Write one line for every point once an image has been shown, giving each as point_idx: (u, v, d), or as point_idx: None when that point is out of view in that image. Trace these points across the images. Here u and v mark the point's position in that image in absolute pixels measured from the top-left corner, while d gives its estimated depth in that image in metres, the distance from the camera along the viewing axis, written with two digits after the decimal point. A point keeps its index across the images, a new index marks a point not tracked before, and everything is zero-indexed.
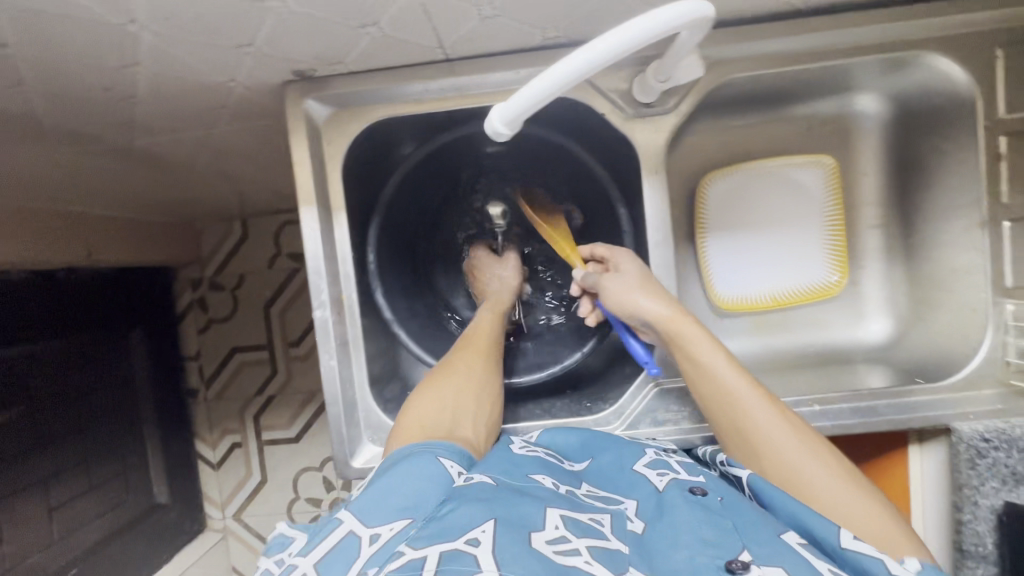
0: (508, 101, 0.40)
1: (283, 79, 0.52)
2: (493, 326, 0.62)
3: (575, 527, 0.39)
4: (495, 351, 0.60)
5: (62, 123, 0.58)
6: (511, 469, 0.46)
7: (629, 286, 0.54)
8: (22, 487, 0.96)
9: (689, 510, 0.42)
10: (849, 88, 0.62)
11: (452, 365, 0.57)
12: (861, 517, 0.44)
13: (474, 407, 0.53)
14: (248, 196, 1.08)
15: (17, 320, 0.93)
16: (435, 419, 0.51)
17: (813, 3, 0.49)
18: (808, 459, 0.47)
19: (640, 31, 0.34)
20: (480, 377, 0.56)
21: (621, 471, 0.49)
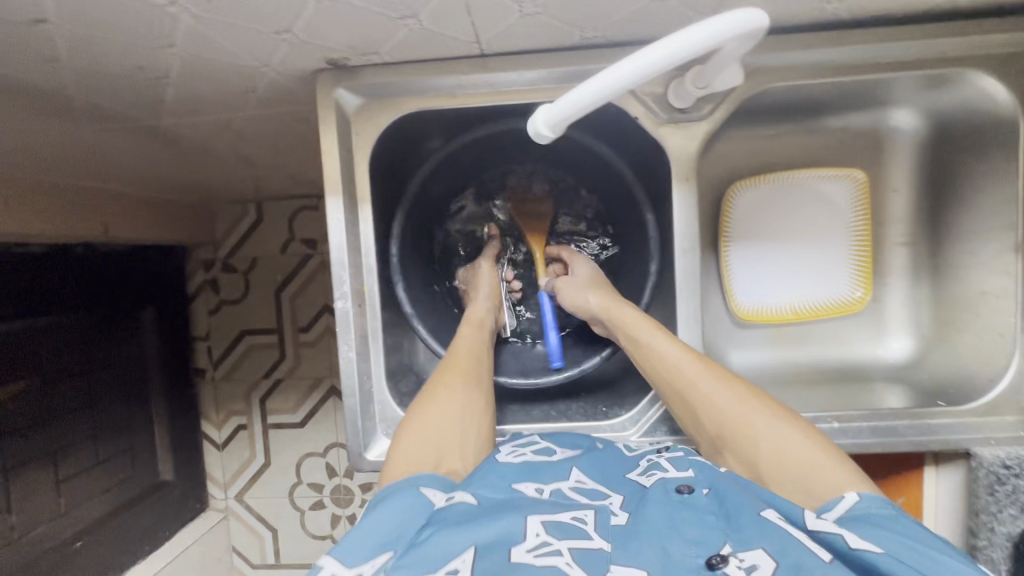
0: (555, 104, 0.40)
1: (316, 66, 0.51)
2: (475, 343, 0.60)
3: (558, 530, 0.39)
4: (479, 369, 0.57)
5: (91, 100, 0.58)
6: (495, 480, 0.45)
7: (580, 286, 0.62)
8: (31, 459, 0.97)
9: (671, 506, 0.42)
10: (885, 101, 0.61)
11: (433, 393, 0.54)
12: (818, 465, 0.45)
13: (460, 429, 0.51)
14: (265, 180, 1.08)
15: (32, 293, 0.94)
16: (420, 455, 0.48)
17: (859, 14, 0.48)
18: (758, 421, 0.49)
19: (694, 44, 0.35)
20: (464, 396, 0.54)
21: (613, 471, 0.49)
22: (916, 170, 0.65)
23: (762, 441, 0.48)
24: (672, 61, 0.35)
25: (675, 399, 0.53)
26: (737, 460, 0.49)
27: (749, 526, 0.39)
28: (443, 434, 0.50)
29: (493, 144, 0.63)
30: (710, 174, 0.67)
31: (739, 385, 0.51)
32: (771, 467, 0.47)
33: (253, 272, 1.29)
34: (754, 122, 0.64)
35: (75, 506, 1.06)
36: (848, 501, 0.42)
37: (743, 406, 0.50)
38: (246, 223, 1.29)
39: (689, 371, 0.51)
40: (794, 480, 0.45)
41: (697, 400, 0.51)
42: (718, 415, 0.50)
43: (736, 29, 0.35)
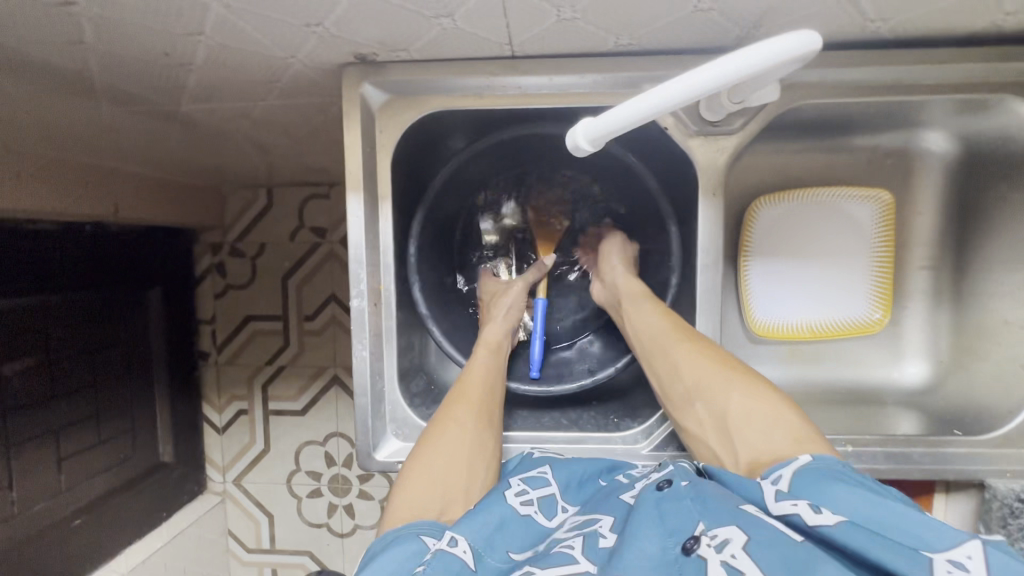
0: (596, 119, 0.40)
1: (343, 60, 0.50)
2: (488, 369, 0.58)
3: (543, 564, 0.41)
4: (490, 401, 0.56)
5: (113, 82, 0.57)
6: (491, 531, 0.46)
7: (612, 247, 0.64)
8: (34, 436, 0.97)
9: (654, 506, 0.42)
10: (917, 123, 0.60)
11: (444, 426, 0.53)
12: (784, 426, 0.47)
13: (467, 469, 0.51)
14: (278, 166, 1.07)
15: (41, 269, 0.93)
16: (425, 498, 0.49)
17: (901, 34, 0.47)
18: (734, 386, 0.50)
19: (744, 63, 0.33)
20: (473, 432, 0.53)
21: (607, 497, 0.48)
22: (942, 193, 0.64)
23: (734, 401, 0.49)
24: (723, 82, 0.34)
25: (657, 361, 0.54)
26: (708, 416, 0.50)
27: (722, 509, 0.40)
28: (448, 477, 0.50)
29: (518, 147, 0.62)
30: (732, 188, 0.66)
31: (717, 351, 0.53)
32: (739, 426, 0.48)
33: (261, 258, 1.29)
34: (781, 136, 0.63)
35: (79, 483, 1.05)
36: (802, 460, 0.42)
37: (719, 369, 0.51)
38: (255, 208, 1.28)
39: (672, 334, 0.54)
40: (760, 438, 0.47)
41: (678, 362, 0.52)
42: (694, 376, 0.51)
43: (789, 53, 0.33)
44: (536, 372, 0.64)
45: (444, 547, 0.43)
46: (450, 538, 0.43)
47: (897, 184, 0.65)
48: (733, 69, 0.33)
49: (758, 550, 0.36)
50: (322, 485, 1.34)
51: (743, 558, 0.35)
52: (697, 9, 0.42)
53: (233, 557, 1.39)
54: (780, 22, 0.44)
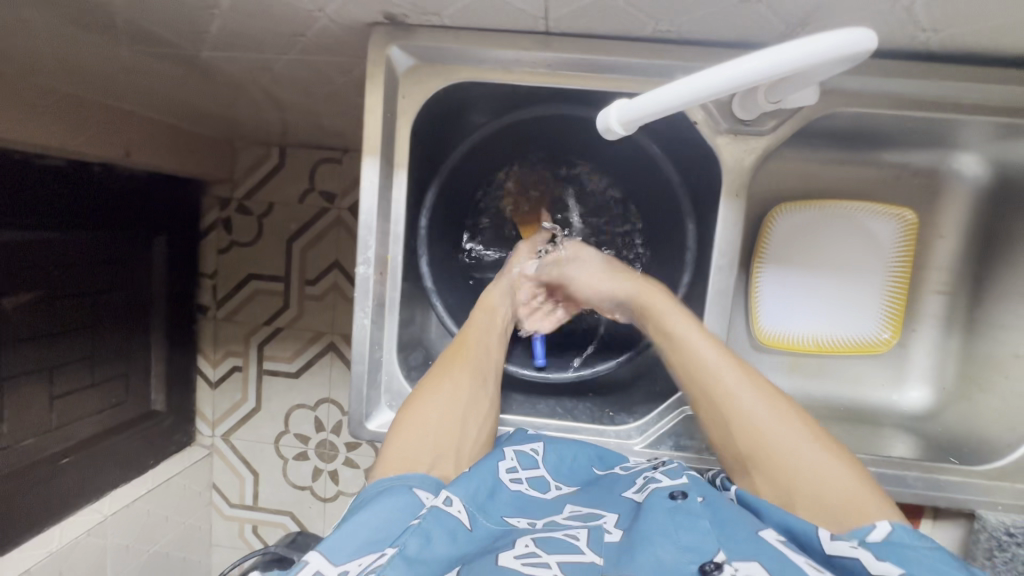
0: (631, 100, 0.39)
1: (372, 20, 0.49)
2: (488, 332, 0.58)
3: (547, 544, 0.40)
4: (488, 364, 0.56)
5: (134, 20, 0.56)
6: (488, 506, 0.45)
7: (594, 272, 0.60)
8: (29, 371, 0.97)
9: (665, 515, 0.42)
10: (952, 145, 0.58)
11: (439, 379, 0.53)
12: (855, 493, 0.42)
13: (460, 426, 0.51)
14: (293, 125, 1.06)
15: (45, 206, 0.92)
16: (418, 451, 0.48)
17: (949, 47, 0.45)
18: (799, 440, 0.46)
19: (791, 56, 0.32)
20: (468, 390, 0.53)
21: (609, 492, 0.49)
22: (968, 219, 0.63)
23: (797, 466, 0.45)
24: (758, 77, 0.33)
25: (708, 415, 0.50)
26: (766, 483, 0.46)
27: (743, 539, 0.40)
28: (441, 431, 0.50)
29: (540, 129, 0.60)
30: (754, 193, 0.65)
31: (773, 400, 0.48)
32: (804, 496, 0.44)
33: (268, 217, 1.28)
34: (811, 143, 0.61)
35: (70, 423, 1.06)
36: (879, 530, 0.39)
37: (779, 422, 0.47)
38: (267, 166, 1.27)
39: (726, 377, 0.49)
40: (823, 503, 0.43)
41: (733, 417, 0.48)
42: (754, 438, 0.47)
43: (836, 53, 0.31)
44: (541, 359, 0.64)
45: (439, 505, 0.43)
46: (446, 497, 0.44)
47: (924, 205, 0.64)
48: (766, 63, 0.32)
49: None
50: (309, 448, 1.35)
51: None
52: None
53: (216, 510, 1.41)
54: (827, 22, 0.42)
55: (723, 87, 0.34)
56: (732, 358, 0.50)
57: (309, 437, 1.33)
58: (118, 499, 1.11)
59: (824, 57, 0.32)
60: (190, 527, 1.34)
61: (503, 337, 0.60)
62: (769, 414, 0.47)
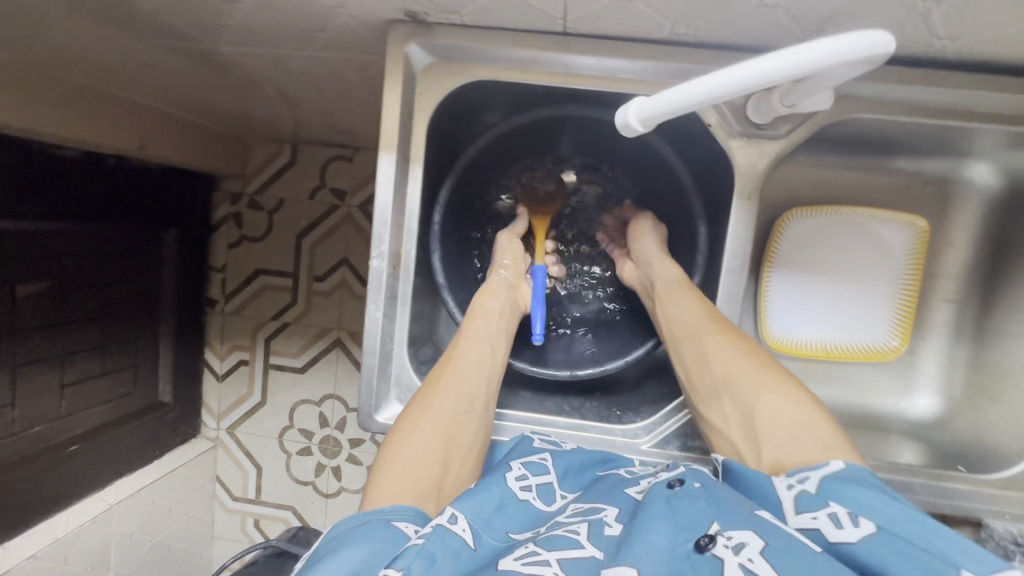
0: (648, 99, 0.40)
1: (392, 18, 0.49)
2: (474, 352, 0.56)
3: (548, 543, 0.41)
4: (477, 387, 0.55)
5: (158, 14, 0.57)
6: (492, 519, 0.45)
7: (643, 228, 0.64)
8: (40, 358, 0.98)
9: (664, 503, 0.43)
10: (964, 154, 0.58)
11: (420, 412, 0.52)
12: (811, 424, 0.46)
13: (442, 457, 0.50)
14: (306, 122, 1.07)
15: (61, 196, 0.93)
16: (399, 488, 0.48)
17: (965, 55, 0.46)
18: (767, 380, 0.50)
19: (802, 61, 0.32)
20: (453, 417, 0.52)
21: (611, 488, 0.49)
22: (979, 228, 0.63)
23: (763, 394, 0.49)
24: (776, 77, 0.33)
25: (689, 354, 0.54)
26: (733, 407, 0.50)
27: (737, 515, 0.40)
28: (421, 463, 0.49)
29: (556, 129, 0.60)
30: (765, 197, 0.65)
31: (748, 342, 0.53)
32: (766, 423, 0.48)
33: (278, 213, 1.29)
34: (824, 149, 0.62)
35: (79, 410, 1.07)
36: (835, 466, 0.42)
37: (749, 360, 0.51)
38: (279, 162, 1.28)
39: (704, 320, 0.54)
40: (786, 432, 0.47)
41: (710, 353, 0.52)
42: (727, 370, 0.51)
43: (846, 56, 0.32)
44: (541, 333, 0.62)
45: (445, 522, 0.43)
46: (451, 514, 0.44)
47: (935, 213, 0.64)
48: (783, 65, 0.33)
49: (778, 557, 0.35)
50: (312, 444, 1.36)
51: (760, 562, 0.35)
52: (761, 4, 0.41)
53: (218, 502, 1.42)
54: (842, 28, 0.42)
55: (747, 85, 0.34)
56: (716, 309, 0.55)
57: (313, 432, 1.34)
58: (123, 488, 1.12)
59: (831, 62, 0.32)
60: (193, 518, 1.35)
61: (496, 350, 0.58)
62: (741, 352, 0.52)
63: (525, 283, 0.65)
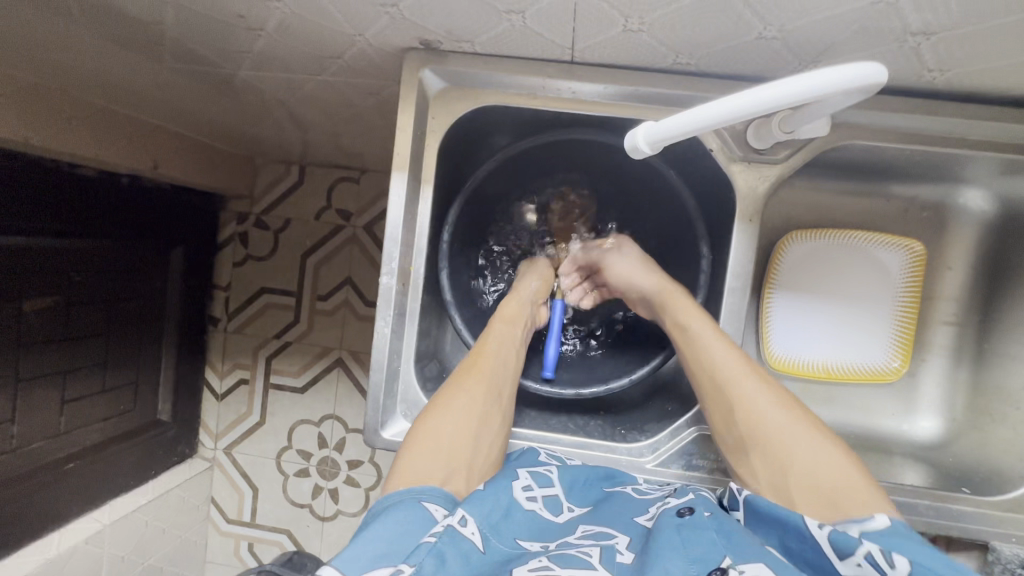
0: (657, 122, 0.41)
1: (408, 45, 0.52)
2: (504, 347, 0.58)
3: (561, 561, 0.41)
4: (503, 379, 0.56)
5: (182, 39, 0.60)
6: (503, 524, 0.46)
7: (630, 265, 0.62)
8: (43, 374, 0.98)
9: (676, 532, 0.43)
10: (956, 181, 0.60)
11: (452, 394, 0.53)
12: (851, 483, 0.45)
13: (473, 440, 0.51)
14: (314, 145, 1.10)
15: (74, 214, 0.95)
16: (430, 465, 0.48)
17: (954, 87, 0.48)
18: (797, 432, 0.49)
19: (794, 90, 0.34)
20: (483, 404, 0.53)
21: (619, 512, 0.49)
22: (976, 251, 0.64)
23: (795, 449, 0.48)
24: (774, 105, 0.35)
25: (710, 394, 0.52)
26: (763, 461, 0.49)
27: (747, 549, 0.41)
28: (452, 442, 0.50)
29: (563, 153, 0.62)
30: (765, 220, 0.67)
31: (774, 387, 0.51)
32: (801, 480, 0.47)
33: (284, 233, 1.32)
34: (821, 174, 0.64)
35: (77, 427, 1.06)
36: (879, 522, 0.42)
37: (779, 411, 0.50)
38: (286, 184, 1.31)
39: (735, 367, 0.51)
40: (823, 492, 0.45)
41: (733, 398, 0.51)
42: (750, 415, 0.50)
43: (844, 86, 0.33)
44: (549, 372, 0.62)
45: (454, 524, 0.43)
46: (461, 517, 0.44)
47: (930, 237, 0.65)
48: (777, 97, 0.34)
49: None
50: (309, 464, 1.35)
51: None
52: (760, 36, 0.43)
53: (212, 525, 1.40)
54: (836, 59, 0.45)
55: (741, 112, 0.36)
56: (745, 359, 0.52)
57: (310, 453, 1.34)
58: (117, 508, 1.11)
59: (824, 94, 0.34)
60: (186, 540, 1.33)
61: (520, 348, 0.60)
62: (768, 400, 0.50)
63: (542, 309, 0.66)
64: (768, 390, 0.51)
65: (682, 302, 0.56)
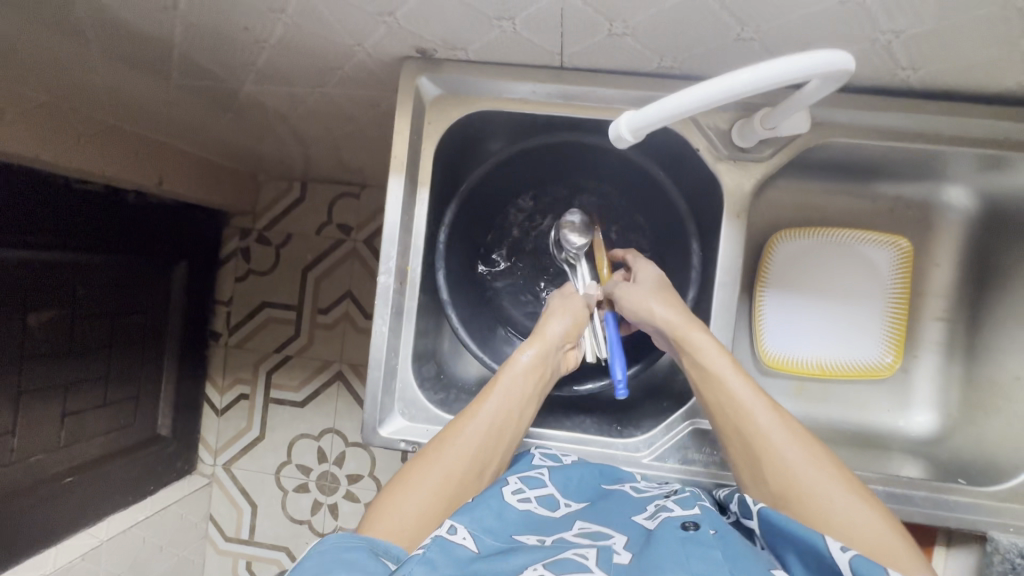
0: (638, 111, 0.43)
1: (405, 54, 0.54)
2: (506, 406, 0.55)
3: (557, 566, 0.39)
4: (499, 445, 0.54)
5: (190, 54, 0.62)
6: (498, 528, 0.46)
7: (644, 294, 0.58)
8: (44, 387, 0.99)
9: (678, 544, 0.43)
10: (938, 178, 0.62)
11: (442, 448, 0.53)
12: (889, 546, 0.43)
13: (450, 500, 0.50)
14: (314, 160, 1.12)
15: (79, 229, 0.97)
16: (399, 520, 0.48)
17: (928, 86, 0.50)
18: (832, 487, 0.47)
19: (766, 74, 0.35)
20: (470, 464, 0.52)
21: (618, 513, 0.49)
22: (962, 247, 0.65)
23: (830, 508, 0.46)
24: (751, 89, 0.36)
25: (731, 434, 0.52)
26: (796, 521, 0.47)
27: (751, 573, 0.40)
28: (429, 502, 0.49)
29: (555, 155, 0.64)
30: (755, 221, 0.68)
31: (807, 438, 0.50)
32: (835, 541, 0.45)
33: (285, 248, 1.34)
34: (807, 174, 0.65)
35: (79, 442, 1.06)
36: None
37: (811, 464, 0.48)
38: (288, 199, 1.34)
39: (762, 415, 0.50)
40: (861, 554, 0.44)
41: (754, 439, 0.50)
42: (773, 457, 0.49)
43: (819, 69, 0.35)
44: (623, 387, 0.59)
45: (444, 534, 0.44)
46: (450, 526, 0.45)
47: (917, 235, 0.67)
48: (752, 79, 0.36)
49: None
50: (308, 480, 1.34)
51: None
52: (739, 37, 0.45)
53: (210, 543, 1.38)
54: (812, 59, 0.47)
55: (716, 97, 0.37)
56: (766, 398, 0.52)
57: (309, 468, 1.33)
58: (114, 524, 1.10)
59: (803, 77, 0.36)
60: (183, 559, 1.31)
61: (529, 403, 0.57)
62: (800, 452, 0.49)
63: (574, 351, 0.62)
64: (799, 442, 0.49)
65: (701, 337, 0.54)
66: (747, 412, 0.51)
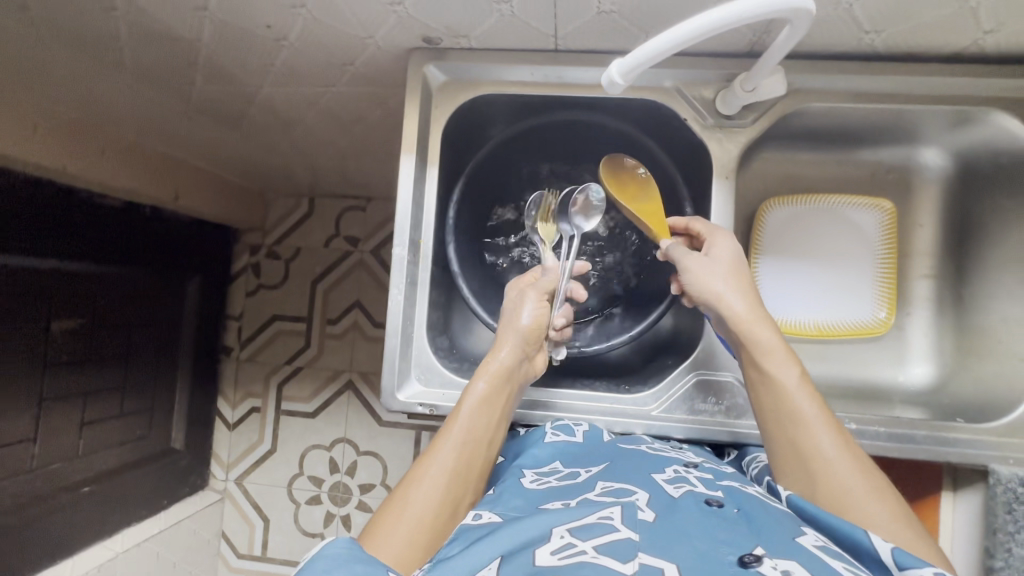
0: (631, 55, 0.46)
1: (412, 45, 0.59)
2: (480, 415, 0.54)
3: (583, 532, 0.40)
4: (479, 454, 0.53)
5: (214, 59, 0.67)
6: (523, 505, 0.47)
7: (715, 274, 0.55)
8: (65, 395, 1.01)
9: (701, 515, 0.42)
10: (913, 141, 0.66)
11: (428, 463, 0.51)
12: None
13: (446, 514, 0.48)
14: (321, 174, 1.18)
15: (99, 242, 1.02)
16: (395, 541, 0.45)
17: (893, 49, 0.54)
18: (882, 513, 0.45)
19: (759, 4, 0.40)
20: (458, 475, 0.50)
21: (637, 472, 0.50)
22: (942, 207, 0.69)
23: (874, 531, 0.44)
24: (746, 17, 0.41)
25: (777, 436, 0.50)
26: None
27: (780, 543, 0.39)
28: (406, 557, 0.44)
29: (553, 135, 0.69)
30: (744, 193, 0.72)
31: (862, 461, 0.48)
32: None
33: (294, 262, 1.38)
34: (790, 146, 0.70)
35: (96, 451, 1.08)
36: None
37: (862, 486, 0.46)
38: (298, 214, 1.39)
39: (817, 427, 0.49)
40: None
41: (804, 444, 0.48)
42: (820, 465, 0.47)
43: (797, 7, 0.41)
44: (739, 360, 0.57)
45: (469, 522, 0.46)
46: (475, 514, 0.46)
47: (899, 198, 0.70)
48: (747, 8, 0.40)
49: None
50: (320, 490, 1.34)
51: None
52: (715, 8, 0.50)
53: (222, 561, 1.37)
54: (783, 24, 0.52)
55: (705, 27, 0.41)
56: (825, 415, 0.50)
57: (321, 478, 1.34)
58: (130, 537, 1.10)
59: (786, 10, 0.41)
60: None
61: (503, 410, 0.56)
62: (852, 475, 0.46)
63: (539, 355, 0.61)
64: (854, 465, 0.47)
65: (768, 334, 0.52)
66: (802, 421, 0.49)
